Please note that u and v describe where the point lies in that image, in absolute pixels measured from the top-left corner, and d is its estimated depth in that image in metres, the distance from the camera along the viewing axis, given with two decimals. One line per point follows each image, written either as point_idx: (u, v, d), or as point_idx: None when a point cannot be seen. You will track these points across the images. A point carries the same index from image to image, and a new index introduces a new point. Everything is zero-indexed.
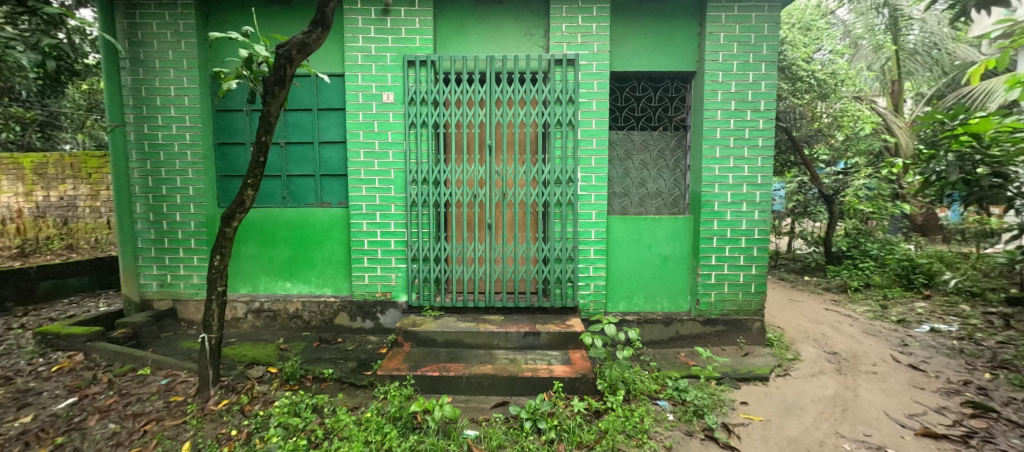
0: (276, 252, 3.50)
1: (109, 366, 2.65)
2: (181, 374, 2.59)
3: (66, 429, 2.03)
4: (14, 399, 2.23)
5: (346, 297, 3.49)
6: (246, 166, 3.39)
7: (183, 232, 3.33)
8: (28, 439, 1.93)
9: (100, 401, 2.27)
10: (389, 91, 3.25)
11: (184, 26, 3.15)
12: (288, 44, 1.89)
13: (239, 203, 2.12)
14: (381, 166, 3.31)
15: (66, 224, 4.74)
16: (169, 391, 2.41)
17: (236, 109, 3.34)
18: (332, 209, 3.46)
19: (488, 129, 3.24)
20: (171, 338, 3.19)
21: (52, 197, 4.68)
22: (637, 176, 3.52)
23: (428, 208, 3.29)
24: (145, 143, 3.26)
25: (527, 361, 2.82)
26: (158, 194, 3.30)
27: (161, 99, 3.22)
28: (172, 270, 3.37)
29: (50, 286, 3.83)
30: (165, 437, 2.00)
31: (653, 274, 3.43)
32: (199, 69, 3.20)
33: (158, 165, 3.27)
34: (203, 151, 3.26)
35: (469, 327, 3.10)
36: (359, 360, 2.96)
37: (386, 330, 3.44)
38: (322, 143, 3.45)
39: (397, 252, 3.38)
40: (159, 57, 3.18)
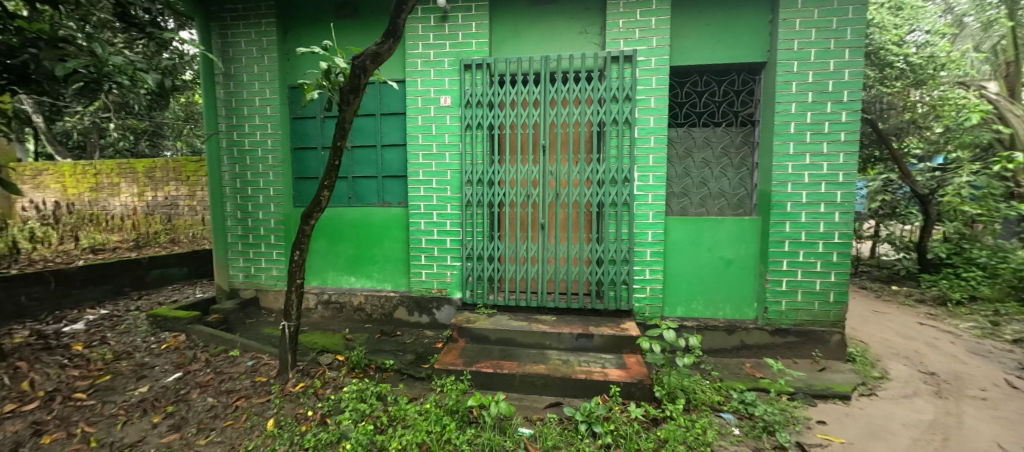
0: (342, 248, 3.75)
1: (206, 347, 2.99)
2: (264, 357, 2.86)
3: (175, 399, 2.33)
4: (135, 370, 2.60)
5: (404, 292, 3.66)
6: (318, 169, 3.66)
7: (265, 229, 3.67)
8: (147, 406, 2.25)
9: (200, 377, 2.58)
10: (447, 95, 3.36)
11: (267, 42, 3.48)
12: (363, 56, 2.02)
13: (316, 203, 2.30)
14: (439, 167, 3.43)
15: (170, 221, 5.23)
16: (255, 372, 2.68)
17: (309, 117, 3.63)
18: (393, 209, 3.64)
19: (542, 130, 3.24)
20: (254, 324, 3.53)
21: (160, 197, 5.37)
22: (698, 175, 3.34)
23: (483, 208, 3.35)
24: (234, 149, 3.64)
25: (581, 363, 2.79)
26: (244, 195, 3.67)
27: (248, 109, 3.58)
28: (255, 263, 3.73)
29: (159, 274, 4.35)
30: (253, 413, 2.24)
31: (715, 279, 3.24)
32: (279, 81, 3.52)
33: (245, 168, 3.64)
34: (281, 155, 3.58)
35: (522, 326, 3.12)
36: (418, 353, 3.09)
37: (442, 325, 3.56)
38: (384, 146, 3.65)
39: (453, 250, 3.49)
40: (246, 71, 3.54)
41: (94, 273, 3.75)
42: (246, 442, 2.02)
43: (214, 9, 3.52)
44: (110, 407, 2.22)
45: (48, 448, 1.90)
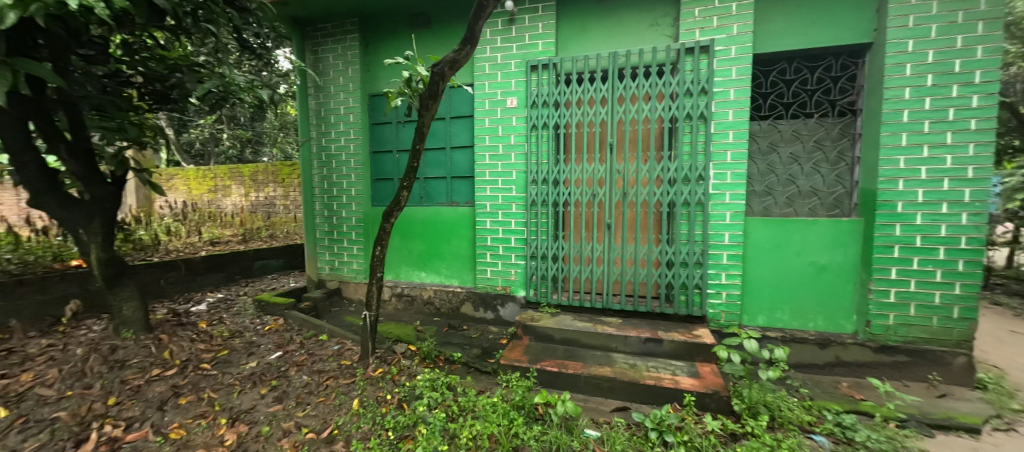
0: (414, 245, 3.98)
1: (300, 331, 3.35)
2: (348, 343, 3.13)
3: (277, 375, 2.65)
4: (246, 347, 3.00)
5: (470, 288, 3.80)
6: (394, 171, 3.91)
7: (347, 226, 4.02)
8: (256, 379, 2.58)
9: (296, 357, 2.91)
10: (513, 96, 3.43)
11: (351, 55, 3.81)
12: (443, 63, 2.15)
13: (396, 202, 2.46)
14: (505, 167, 3.51)
15: (269, 219, 5.94)
16: (340, 355, 2.95)
17: (386, 123, 3.90)
18: (461, 208, 3.80)
19: (609, 127, 3.17)
20: (338, 312, 3.89)
21: (261, 197, 6.11)
22: (785, 172, 3.05)
23: (547, 207, 3.36)
24: (323, 154, 4.04)
25: (649, 368, 2.69)
26: (330, 195, 4.06)
27: (334, 118, 3.95)
28: (339, 257, 4.11)
29: (261, 265, 4.96)
30: (341, 392, 2.48)
31: (804, 286, 2.94)
32: (360, 90, 3.83)
33: (331, 171, 4.02)
34: (362, 159, 3.90)
35: (587, 327, 3.07)
36: (483, 348, 3.19)
37: (506, 322, 3.64)
38: (453, 148, 3.80)
39: (517, 249, 3.55)
40: (333, 83, 3.90)
41: (213, 262, 4.37)
42: (336, 419, 2.24)
43: (307, 28, 3.92)
44: (228, 377, 2.58)
45: (185, 407, 2.26)
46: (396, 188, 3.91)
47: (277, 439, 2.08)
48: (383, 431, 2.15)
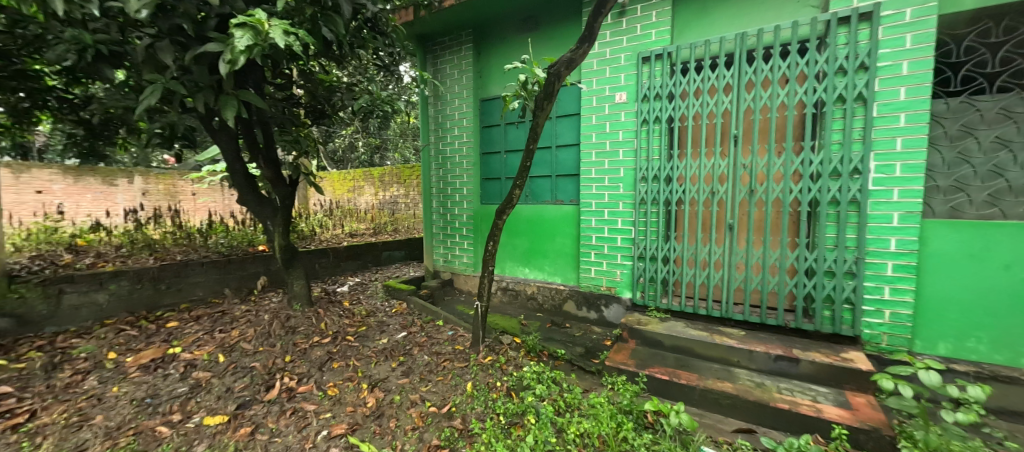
0: (519, 241, 4.12)
1: (420, 315, 3.75)
2: (460, 330, 3.41)
3: (404, 352, 3.02)
4: (379, 325, 3.47)
5: (574, 287, 3.78)
6: (502, 171, 4.07)
7: (459, 223, 4.36)
8: (388, 354, 2.97)
9: (418, 338, 3.26)
10: (623, 91, 3.31)
11: (466, 64, 4.11)
12: (559, 64, 2.19)
13: (508, 200, 2.58)
14: (612, 165, 3.41)
15: (393, 215, 6.74)
16: (454, 340, 3.22)
17: (494, 125, 4.08)
18: (565, 207, 3.79)
19: (733, 118, 2.86)
20: (451, 300, 4.25)
21: (387, 195, 6.99)
22: (987, 161, 2.37)
23: (658, 206, 3.18)
24: (440, 157, 4.45)
25: (781, 390, 2.36)
26: (445, 194, 4.45)
27: (450, 123, 4.31)
28: (452, 250, 4.48)
29: (387, 255, 5.67)
30: (456, 374, 2.71)
31: (1016, 310, 2.26)
32: (473, 96, 4.10)
33: (447, 172, 4.40)
34: (473, 160, 4.18)
35: (702, 336, 2.82)
36: (587, 347, 3.16)
37: (610, 324, 3.54)
38: (558, 146, 3.80)
39: (624, 249, 3.43)
40: (450, 91, 4.26)
41: (352, 251, 5.14)
42: (454, 397, 2.46)
43: (428, 43, 4.35)
44: (367, 349, 3.02)
45: (337, 370, 2.70)
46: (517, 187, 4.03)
47: (407, 408, 2.36)
48: (494, 415, 2.29)
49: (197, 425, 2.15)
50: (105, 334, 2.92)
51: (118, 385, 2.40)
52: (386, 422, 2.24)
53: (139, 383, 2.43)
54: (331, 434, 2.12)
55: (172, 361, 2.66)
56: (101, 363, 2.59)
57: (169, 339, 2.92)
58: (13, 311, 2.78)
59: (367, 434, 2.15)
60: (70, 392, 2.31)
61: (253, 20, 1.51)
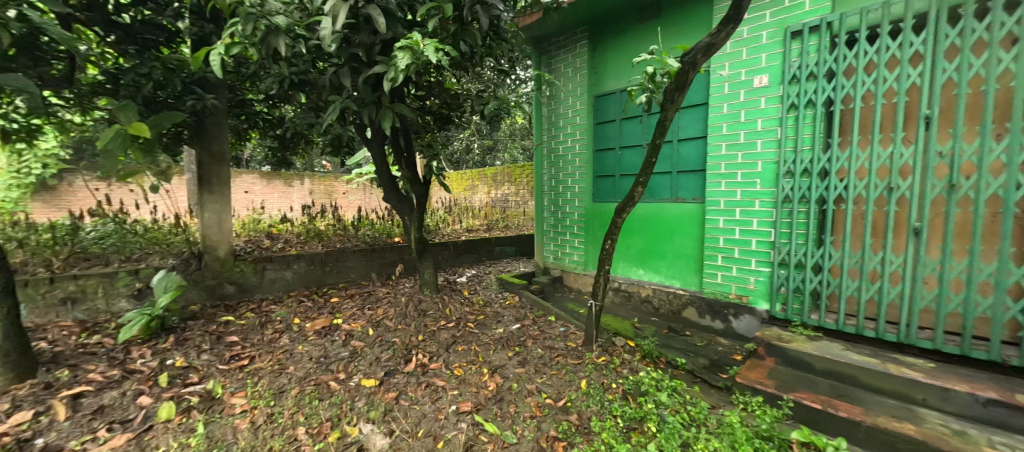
0: (632, 241, 3.94)
1: (531, 309, 3.88)
2: (572, 327, 3.43)
3: (519, 343, 3.17)
4: (495, 315, 3.70)
5: (695, 292, 3.47)
6: (616, 167, 3.95)
7: (570, 220, 4.37)
8: (504, 343, 3.15)
9: (531, 331, 3.38)
10: (764, 74, 2.92)
11: (580, 61, 4.09)
12: (695, 50, 2.05)
13: (630, 198, 2.49)
14: (746, 158, 3.04)
15: (504, 212, 7.08)
16: (566, 337, 3.26)
17: (608, 121, 3.98)
18: (687, 205, 3.50)
19: (924, 95, 2.29)
20: (561, 297, 4.29)
21: (499, 193, 7.39)
22: None
23: (808, 205, 2.72)
24: (552, 155, 4.51)
25: (997, 445, 1.81)
26: (557, 192, 4.51)
27: (563, 122, 4.35)
28: (562, 248, 4.52)
29: (499, 250, 5.99)
30: (570, 370, 2.74)
31: None
32: (587, 93, 4.06)
33: (559, 170, 4.44)
34: (586, 157, 4.14)
35: (869, 363, 2.33)
36: (711, 359, 2.88)
37: (740, 337, 3.16)
38: (680, 140, 3.52)
39: (760, 253, 3.03)
40: (564, 89, 4.29)
41: (469, 245, 5.55)
42: (569, 392, 2.49)
43: (542, 44, 4.45)
44: (486, 336, 3.24)
45: (461, 353, 2.97)
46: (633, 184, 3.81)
47: (524, 396, 2.47)
48: (611, 416, 2.26)
49: (358, 384, 2.51)
50: (291, 303, 3.70)
51: (302, 344, 2.99)
52: (506, 406, 2.38)
53: (317, 344, 2.99)
54: (460, 409, 2.33)
55: (337, 330, 3.23)
56: (290, 325, 3.28)
57: (333, 312, 3.55)
58: (237, 280, 3.72)
59: (490, 415, 2.31)
60: (272, 345, 2.96)
61: (412, 42, 1.74)
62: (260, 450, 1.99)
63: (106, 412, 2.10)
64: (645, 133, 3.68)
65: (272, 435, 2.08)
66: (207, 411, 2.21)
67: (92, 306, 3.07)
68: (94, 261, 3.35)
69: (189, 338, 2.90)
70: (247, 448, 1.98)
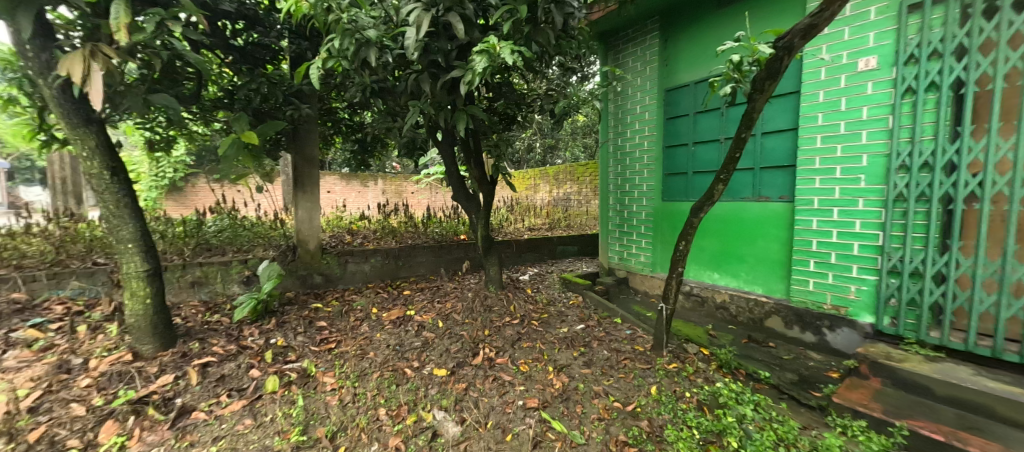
0: (707, 242, 3.71)
1: (595, 310, 3.81)
2: (639, 330, 3.31)
3: (584, 343, 3.13)
4: (559, 314, 3.68)
5: (780, 300, 3.17)
6: (689, 164, 3.73)
7: (637, 220, 4.22)
8: (569, 342, 3.13)
9: (596, 332, 3.32)
10: (871, 55, 2.57)
11: (651, 54, 3.92)
12: (791, 33, 1.87)
13: (709, 196, 2.34)
14: (848, 152, 2.70)
15: (566, 211, 7.03)
16: (633, 340, 3.16)
17: (681, 115, 3.77)
18: (772, 204, 3.20)
19: None
20: (627, 299, 4.14)
21: (561, 192, 7.37)
22: None
23: (929, 204, 2.35)
24: (618, 152, 4.38)
25: None
26: (623, 190, 4.37)
27: (631, 118, 4.20)
28: (628, 248, 4.37)
29: (562, 250, 5.95)
30: (639, 374, 2.65)
31: None
32: (657, 86, 3.88)
33: (626, 168, 4.30)
34: (656, 154, 3.96)
35: (1010, 392, 1.95)
36: (800, 374, 2.61)
37: (836, 352, 2.82)
38: (765, 133, 3.23)
39: (863, 259, 2.67)
40: (632, 84, 4.15)
41: (532, 244, 5.59)
42: (638, 397, 2.42)
43: (609, 39, 4.35)
44: (551, 335, 3.25)
45: (527, 350, 3.00)
46: (708, 181, 3.57)
47: (591, 398, 2.44)
48: (685, 426, 2.15)
49: (430, 373, 2.66)
50: (370, 294, 4.02)
51: (380, 332, 3.23)
52: (573, 406, 2.37)
53: (393, 332, 3.21)
54: (526, 405, 2.36)
55: (410, 320, 3.44)
56: (369, 314, 3.55)
57: (406, 304, 3.79)
58: (324, 271, 4.12)
59: (557, 413, 2.31)
60: (354, 331, 3.23)
61: (488, 45, 1.79)
62: (348, 426, 2.18)
63: (226, 380, 2.44)
64: (723, 127, 3.44)
65: (357, 413, 2.27)
66: (303, 386, 2.48)
67: (212, 289, 3.59)
68: (214, 250, 3.91)
69: (286, 321, 3.27)
70: (337, 423, 2.19)
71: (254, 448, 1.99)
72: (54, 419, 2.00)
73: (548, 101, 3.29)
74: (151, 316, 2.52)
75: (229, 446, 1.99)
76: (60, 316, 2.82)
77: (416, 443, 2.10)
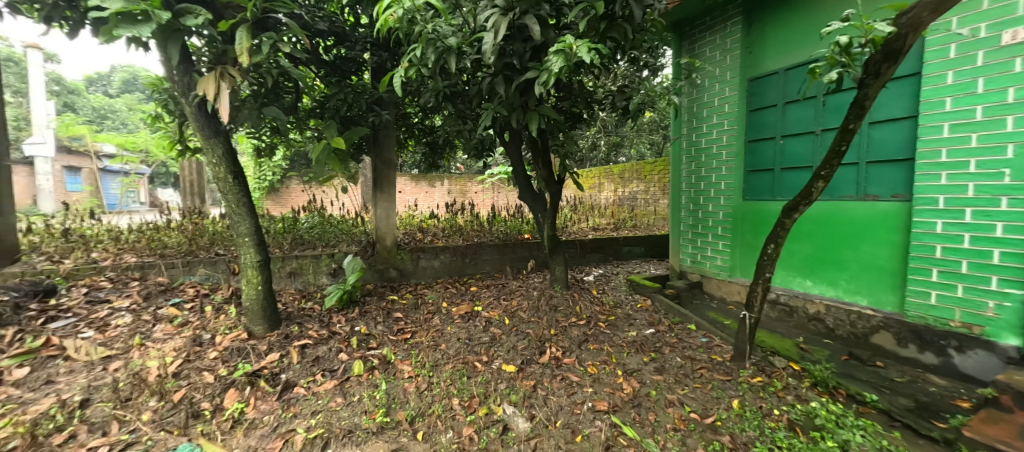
0: (799, 246, 3.36)
1: (666, 314, 3.64)
2: (716, 339, 3.10)
3: (655, 348, 3.00)
4: (626, 317, 3.57)
5: (891, 314, 2.77)
6: (776, 159, 3.41)
7: (713, 221, 3.93)
8: (638, 347, 3.02)
9: (668, 338, 3.17)
10: (1021, 26, 2.16)
11: (732, 42, 3.64)
12: (916, 7, 1.61)
13: (805, 195, 2.12)
14: (986, 142, 2.29)
15: (632, 211, 6.77)
16: (710, 349, 2.96)
17: (768, 106, 3.45)
18: (882, 204, 2.81)
19: None
20: (701, 305, 3.88)
21: (627, 192, 7.13)
22: None
23: None
24: (692, 149, 4.12)
25: None
26: (697, 189, 4.09)
27: (707, 111, 3.94)
28: (702, 251, 4.09)
29: (627, 251, 5.75)
30: (717, 386, 2.49)
31: None
32: (739, 76, 3.60)
33: (700, 165, 4.04)
34: (736, 150, 3.66)
35: None
36: (918, 400, 2.25)
37: (967, 378, 2.39)
38: (872, 123, 2.85)
39: (1006, 269, 2.25)
40: (710, 76, 3.88)
41: (596, 244, 5.47)
42: (718, 410, 2.27)
43: (685, 28, 4.12)
44: (618, 338, 3.17)
45: (594, 352, 2.96)
46: (800, 178, 3.24)
47: (664, 406, 2.33)
48: (775, 446, 1.97)
49: (499, 368, 2.74)
50: (439, 289, 4.23)
51: (450, 325, 3.38)
52: (645, 413, 2.29)
53: (462, 326, 3.34)
54: (595, 407, 2.33)
55: (478, 316, 3.55)
56: (440, 308, 3.73)
57: (473, 299, 3.92)
58: (399, 266, 4.41)
59: (628, 418, 2.25)
60: (427, 324, 3.41)
61: (565, 45, 1.80)
62: (425, 412, 2.32)
63: (320, 361, 2.72)
64: (819, 118, 3.09)
65: (433, 401, 2.40)
66: (384, 372, 2.68)
67: (305, 279, 4.01)
68: (307, 245, 4.37)
69: (368, 311, 3.56)
70: (416, 409, 2.33)
71: (345, 424, 2.20)
72: (192, 384, 2.37)
73: (620, 97, 3.20)
74: (260, 301, 2.89)
75: (325, 420, 2.22)
76: (192, 297, 3.35)
77: (488, 434, 2.17)
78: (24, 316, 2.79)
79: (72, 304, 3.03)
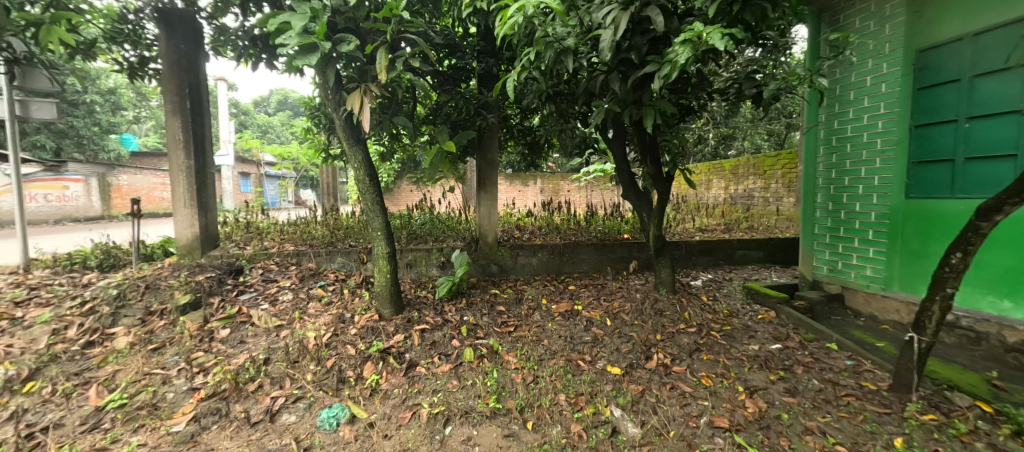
0: (995, 257, 2.64)
1: (796, 329, 3.19)
2: (867, 363, 2.62)
3: (783, 367, 2.66)
4: (745, 328, 3.21)
5: None
6: (959, 147, 2.75)
7: (861, 223, 3.32)
8: (762, 363, 2.70)
9: (800, 356, 2.79)
10: None
11: (892, 7, 3.04)
12: None
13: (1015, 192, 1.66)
14: None
15: (747, 211, 6.02)
16: (858, 374, 2.52)
17: (948, 81, 2.78)
18: None
19: None
20: (842, 322, 3.32)
21: (740, 189, 6.64)
22: None
23: None
24: (834, 137, 3.52)
25: None
26: (839, 185, 3.49)
27: (854, 93, 3.33)
28: (844, 258, 3.49)
29: (742, 255, 5.17)
30: (870, 418, 2.12)
31: None
32: (903, 48, 2.99)
33: (843, 157, 3.44)
34: (897, 137, 3.05)
35: None
36: None
37: None
38: None
39: None
40: (858, 50, 3.29)
41: (705, 246, 5.03)
42: (874, 447, 1.92)
43: None
44: (736, 350, 2.88)
45: (709, 363, 2.74)
46: (999, 170, 2.56)
47: (801, 433, 2.06)
48: None
49: (604, 369, 2.71)
50: (538, 285, 4.33)
51: (551, 322, 3.43)
52: (776, 437, 2.04)
53: (563, 324, 3.37)
54: (714, 423, 2.16)
55: (578, 315, 3.54)
56: (539, 304, 3.82)
57: (573, 298, 3.92)
58: (500, 261, 4.62)
59: (755, 439, 2.03)
60: (529, 319, 3.52)
61: (694, 33, 1.71)
62: (534, 403, 2.41)
63: (437, 345, 3.00)
64: None
65: (540, 393, 2.48)
66: (492, 361, 2.84)
67: (419, 271, 4.45)
68: (419, 240, 4.83)
69: (473, 302, 3.80)
70: (525, 399, 2.44)
71: (462, 405, 2.40)
72: (339, 354, 2.82)
73: (749, 85, 2.91)
74: (388, 288, 3.28)
75: (445, 399, 2.45)
76: (333, 281, 3.97)
77: (596, 434, 2.16)
78: (224, 288, 3.60)
79: (254, 281, 3.83)
